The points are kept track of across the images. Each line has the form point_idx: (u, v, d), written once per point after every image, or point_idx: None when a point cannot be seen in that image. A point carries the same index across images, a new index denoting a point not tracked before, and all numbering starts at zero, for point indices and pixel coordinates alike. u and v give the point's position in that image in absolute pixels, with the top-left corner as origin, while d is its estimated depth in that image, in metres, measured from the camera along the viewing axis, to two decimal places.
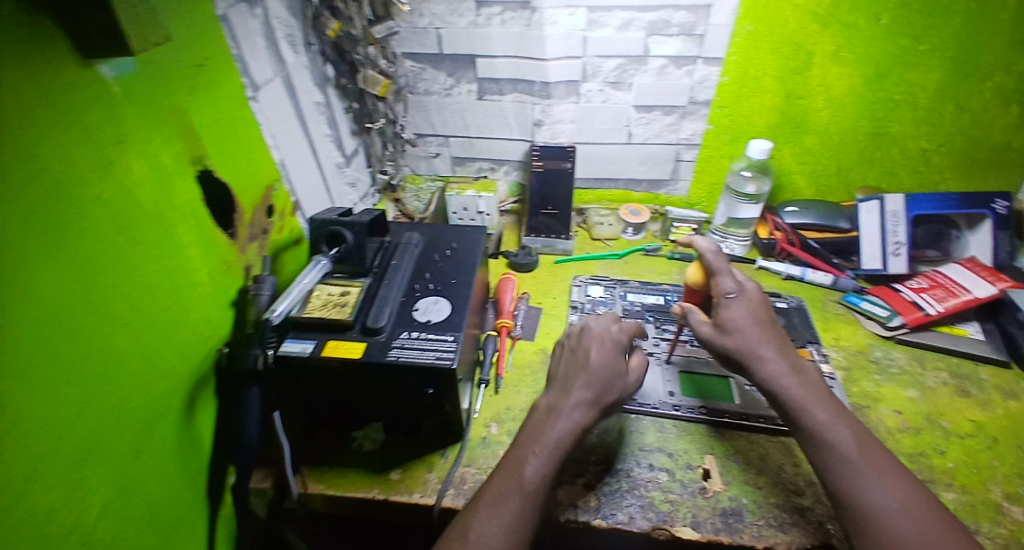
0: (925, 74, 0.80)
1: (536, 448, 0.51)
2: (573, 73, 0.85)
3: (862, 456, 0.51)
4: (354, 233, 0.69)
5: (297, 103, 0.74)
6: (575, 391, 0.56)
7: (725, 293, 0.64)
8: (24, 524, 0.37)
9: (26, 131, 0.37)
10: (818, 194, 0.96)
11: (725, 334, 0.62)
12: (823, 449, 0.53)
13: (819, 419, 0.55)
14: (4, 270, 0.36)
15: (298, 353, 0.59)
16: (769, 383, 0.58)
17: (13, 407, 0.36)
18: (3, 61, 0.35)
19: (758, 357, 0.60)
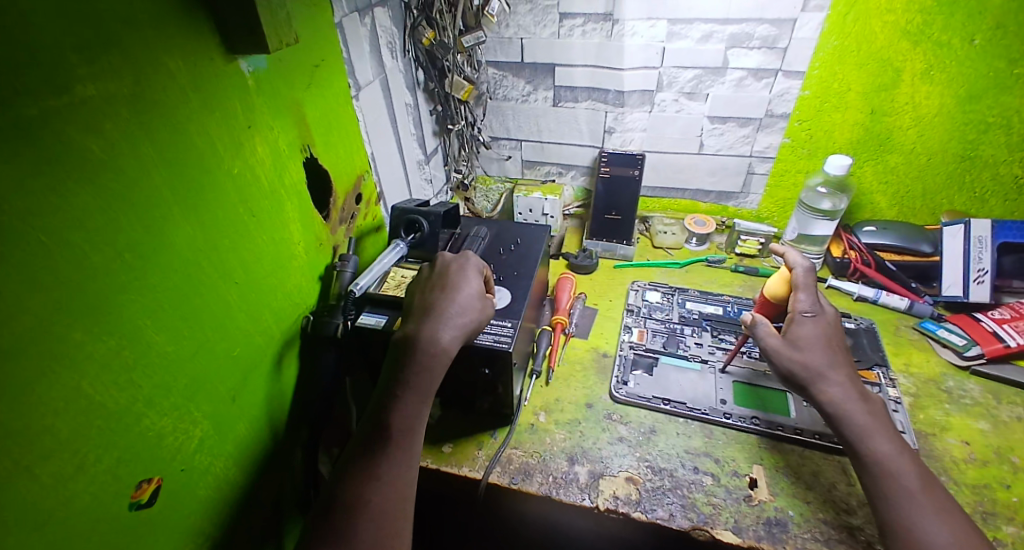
0: (1020, 98, 0.75)
1: (416, 390, 0.55)
2: (648, 83, 0.88)
3: (926, 491, 0.49)
4: (430, 222, 0.75)
5: (390, 103, 0.82)
6: (446, 323, 0.58)
7: (803, 310, 0.62)
8: (141, 441, 0.44)
9: (181, 112, 0.45)
10: (900, 215, 0.91)
11: (794, 348, 0.60)
12: (883, 479, 0.51)
13: (882, 449, 0.52)
14: (157, 223, 0.43)
15: (374, 325, 0.66)
16: (832, 406, 0.56)
17: (145, 339, 0.43)
18: (170, 54, 0.44)
19: (825, 379, 0.57)
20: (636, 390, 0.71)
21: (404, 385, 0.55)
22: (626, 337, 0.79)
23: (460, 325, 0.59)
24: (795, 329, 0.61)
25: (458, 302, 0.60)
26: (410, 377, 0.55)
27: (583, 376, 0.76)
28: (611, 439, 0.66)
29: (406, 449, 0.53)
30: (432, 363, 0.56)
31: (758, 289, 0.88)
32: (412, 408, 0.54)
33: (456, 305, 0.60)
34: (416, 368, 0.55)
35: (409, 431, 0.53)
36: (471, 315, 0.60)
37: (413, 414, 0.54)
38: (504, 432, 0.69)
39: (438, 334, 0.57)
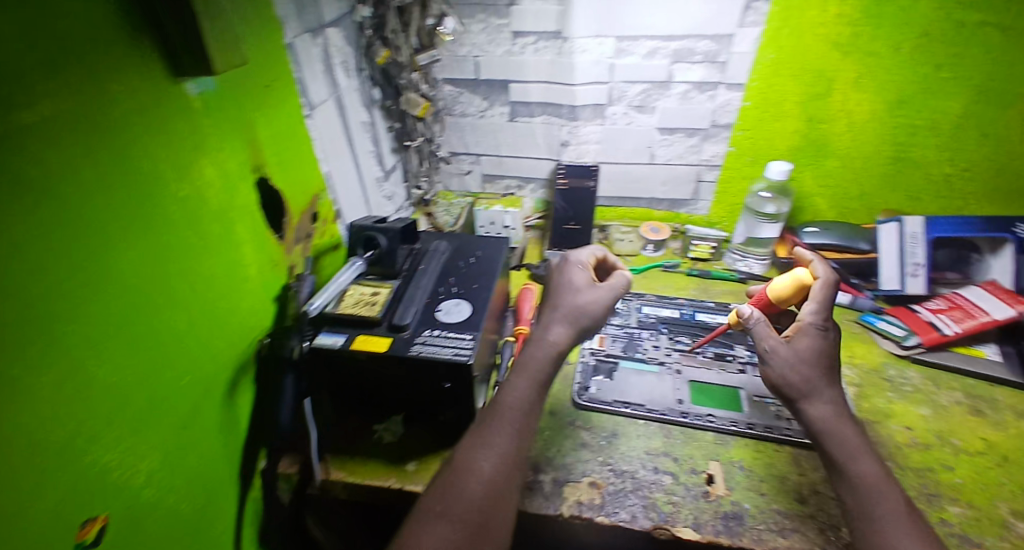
0: (948, 101, 0.81)
1: (525, 374, 0.61)
2: (599, 97, 0.91)
3: (911, 515, 0.48)
4: (387, 238, 0.75)
5: (346, 122, 0.82)
6: (556, 319, 0.67)
7: (815, 321, 0.62)
8: (85, 475, 0.42)
9: (125, 134, 0.45)
10: (840, 216, 0.97)
11: (798, 356, 0.59)
12: (869, 499, 0.50)
13: (865, 471, 0.52)
14: (98, 248, 0.42)
15: (330, 344, 0.65)
16: (818, 423, 0.56)
17: (88, 369, 0.42)
18: (112, 76, 0.43)
19: (815, 396, 0.57)
20: (598, 395, 0.73)
21: (522, 375, 0.61)
22: (587, 343, 0.81)
23: (575, 315, 0.67)
24: (800, 337, 0.61)
25: (571, 300, 0.68)
26: (529, 367, 0.62)
27: (547, 384, 0.77)
28: (575, 445, 0.67)
29: (517, 426, 0.57)
30: (544, 355, 0.63)
31: (711, 291, 0.92)
32: (530, 393, 0.60)
33: (570, 303, 0.68)
34: (534, 358, 0.63)
35: (522, 412, 0.58)
36: (587, 306, 0.67)
37: (528, 394, 0.60)
38: None
39: (558, 328, 0.66)
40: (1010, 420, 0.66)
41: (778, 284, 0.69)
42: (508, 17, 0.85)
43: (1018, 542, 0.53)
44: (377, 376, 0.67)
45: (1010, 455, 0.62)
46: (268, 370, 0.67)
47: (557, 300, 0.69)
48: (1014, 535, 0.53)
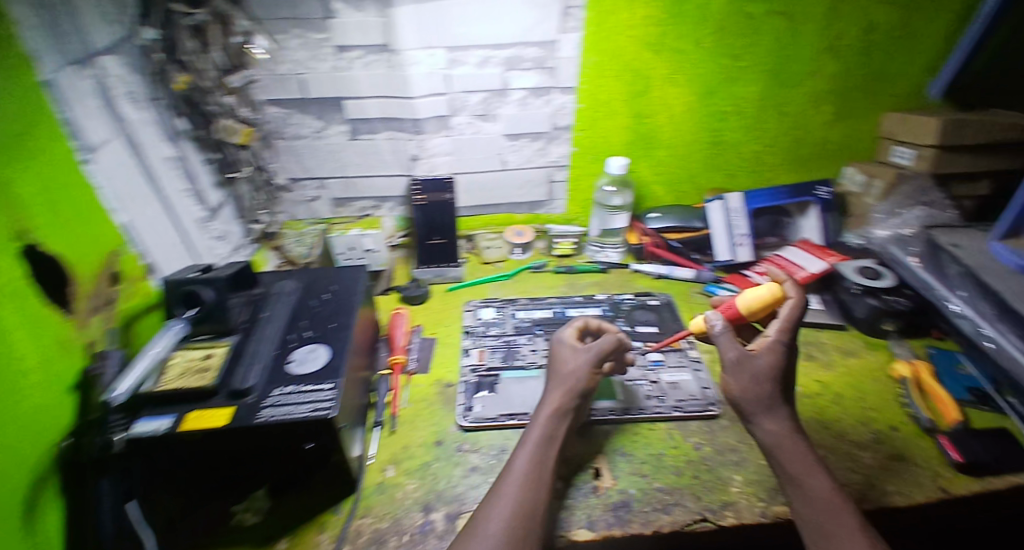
0: (747, 88, 0.93)
1: (531, 440, 0.57)
2: (441, 109, 0.89)
3: (864, 531, 0.49)
4: (214, 290, 0.65)
5: (143, 162, 0.69)
6: (554, 384, 0.62)
7: (781, 340, 0.58)
8: None
9: None
10: (676, 199, 1.07)
11: (759, 373, 0.57)
12: (822, 515, 0.51)
13: (818, 490, 0.53)
14: None
15: (152, 432, 0.53)
16: (768, 441, 0.56)
17: None
18: None
19: (768, 414, 0.57)
20: (482, 413, 0.71)
21: (533, 436, 0.57)
22: (466, 361, 0.79)
23: (568, 389, 0.61)
24: (764, 354, 0.58)
25: (565, 364, 0.64)
26: (536, 428, 0.58)
27: (430, 413, 0.72)
28: (465, 471, 0.64)
29: (529, 494, 0.52)
30: (541, 416, 0.59)
31: (578, 285, 0.96)
32: (539, 456, 0.55)
33: (564, 368, 0.63)
34: (539, 422, 0.59)
35: (532, 477, 0.53)
36: (576, 377, 0.62)
37: (533, 457, 0.55)
38: (349, 504, 0.62)
39: (552, 398, 0.61)
40: (838, 359, 0.78)
41: (750, 295, 0.63)
42: (327, 31, 0.79)
43: (866, 471, 0.61)
44: (223, 458, 0.55)
45: (843, 392, 0.73)
46: (76, 476, 0.54)
47: (552, 371, 0.64)
48: (862, 466, 0.61)
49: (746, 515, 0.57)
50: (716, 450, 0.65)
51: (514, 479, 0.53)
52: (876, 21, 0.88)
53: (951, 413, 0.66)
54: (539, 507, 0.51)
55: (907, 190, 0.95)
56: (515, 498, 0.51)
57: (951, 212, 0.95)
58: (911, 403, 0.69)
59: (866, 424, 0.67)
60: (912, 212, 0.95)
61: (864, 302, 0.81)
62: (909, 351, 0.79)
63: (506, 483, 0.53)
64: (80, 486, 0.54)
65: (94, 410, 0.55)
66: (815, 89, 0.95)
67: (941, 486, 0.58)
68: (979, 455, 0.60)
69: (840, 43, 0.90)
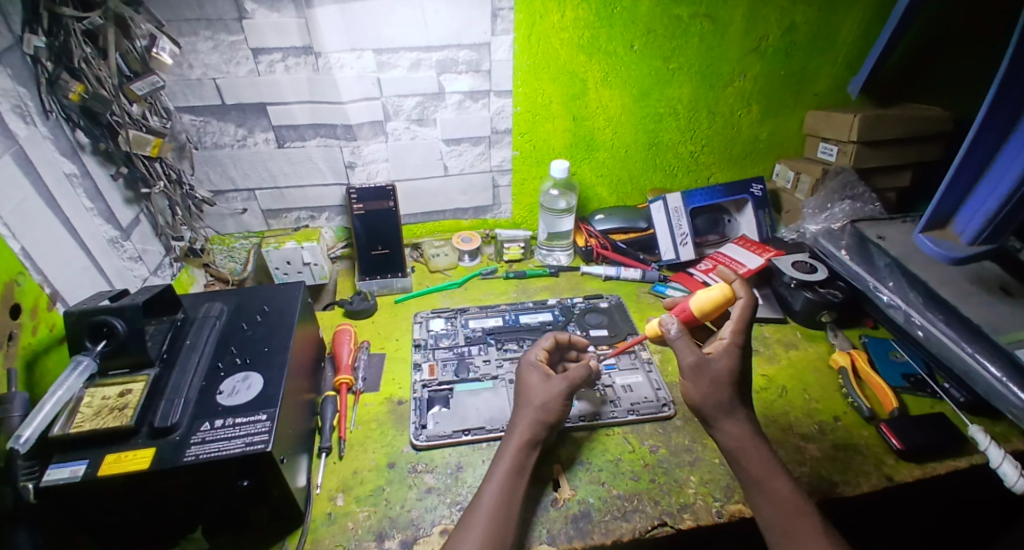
0: (679, 90, 0.96)
1: (500, 470, 0.56)
2: (375, 114, 0.86)
3: (823, 529, 0.52)
4: (127, 319, 0.57)
5: (39, 180, 0.60)
6: (522, 411, 0.61)
7: (736, 341, 0.61)
8: None
9: None
10: (619, 200, 1.09)
11: (717, 378, 0.59)
12: (782, 517, 0.53)
13: (779, 491, 0.54)
14: None
15: (69, 479, 0.47)
16: (730, 445, 0.58)
17: None
18: None
19: (727, 416, 0.59)
20: (436, 430, 0.68)
21: (502, 467, 0.56)
22: (417, 377, 0.76)
23: (539, 421, 0.60)
24: (721, 357, 0.60)
25: (530, 391, 0.62)
26: (505, 459, 0.57)
27: (380, 433, 0.69)
28: (420, 493, 0.62)
29: (499, 529, 0.51)
30: (511, 445, 0.58)
31: (529, 290, 0.96)
32: (509, 487, 0.54)
33: (530, 396, 0.62)
34: (507, 453, 0.58)
35: (501, 510, 0.52)
36: (548, 408, 0.61)
37: (502, 488, 0.54)
38: (296, 538, 0.57)
39: (521, 426, 0.60)
40: (779, 352, 0.82)
41: (701, 299, 0.65)
42: (242, 32, 0.74)
43: (812, 463, 0.64)
44: (147, 501, 0.51)
45: (787, 385, 0.76)
46: None
47: (521, 399, 0.63)
48: (808, 457, 0.65)
49: (702, 515, 0.58)
50: (670, 451, 0.66)
51: (484, 512, 0.52)
52: (797, 21, 0.92)
53: (889, 401, 0.71)
54: (508, 541, 0.51)
55: (832, 186, 1.00)
56: (486, 532, 0.50)
57: (875, 204, 0.99)
58: (851, 393, 0.73)
59: (810, 416, 0.71)
60: (840, 207, 0.99)
61: (801, 295, 0.85)
62: (847, 340, 0.83)
63: (476, 517, 0.51)
64: None
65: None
66: (742, 89, 0.98)
67: (885, 474, 0.62)
68: (915, 439, 0.64)
69: (765, 45, 0.94)
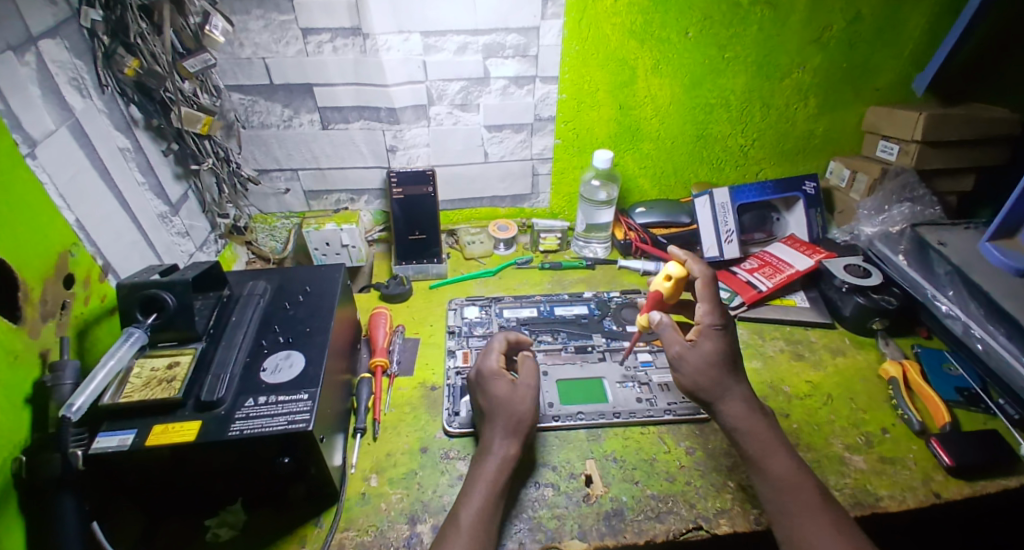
0: (733, 80, 0.91)
1: (475, 489, 0.53)
2: (418, 98, 0.85)
3: (823, 505, 0.51)
4: (176, 293, 0.59)
5: (94, 154, 0.62)
6: (497, 426, 0.59)
7: (713, 322, 0.64)
8: None
9: None
10: (661, 193, 1.05)
11: (703, 361, 0.61)
12: (780, 496, 0.52)
13: (776, 469, 0.54)
14: None
15: (118, 448, 0.49)
16: (728, 424, 0.59)
17: None
18: None
19: (721, 394, 0.60)
20: (469, 418, 0.68)
21: (481, 486, 0.54)
22: (451, 363, 0.76)
23: (511, 429, 0.58)
24: (705, 341, 0.63)
25: (501, 402, 0.60)
26: (483, 476, 0.55)
27: (414, 418, 0.70)
28: (452, 479, 0.62)
29: None
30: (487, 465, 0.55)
31: (564, 282, 0.95)
32: (487, 507, 0.52)
33: (503, 406, 0.60)
34: (484, 470, 0.55)
35: (481, 533, 0.50)
36: (524, 415, 0.59)
37: (484, 498, 0.53)
38: (331, 515, 0.58)
39: (498, 438, 0.58)
40: (826, 359, 0.79)
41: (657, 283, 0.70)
42: (292, 12, 0.75)
43: (856, 476, 0.61)
44: (192, 469, 0.52)
45: (833, 392, 0.73)
46: (35, 499, 0.49)
47: (490, 411, 0.60)
48: (852, 470, 0.62)
49: (739, 522, 0.56)
50: (707, 454, 0.64)
51: (466, 533, 0.50)
52: (863, 11, 0.86)
53: (941, 416, 0.66)
54: None
55: (891, 186, 0.95)
56: None
57: (935, 208, 0.95)
58: (901, 403, 0.69)
59: (857, 427, 0.68)
60: (898, 209, 0.95)
61: (852, 301, 0.81)
62: (899, 350, 0.79)
63: (457, 536, 0.49)
64: (44, 507, 0.49)
65: (54, 424, 0.51)
66: (800, 81, 0.93)
67: (934, 490, 0.59)
68: (968, 456, 0.60)
69: (828, 35, 0.88)
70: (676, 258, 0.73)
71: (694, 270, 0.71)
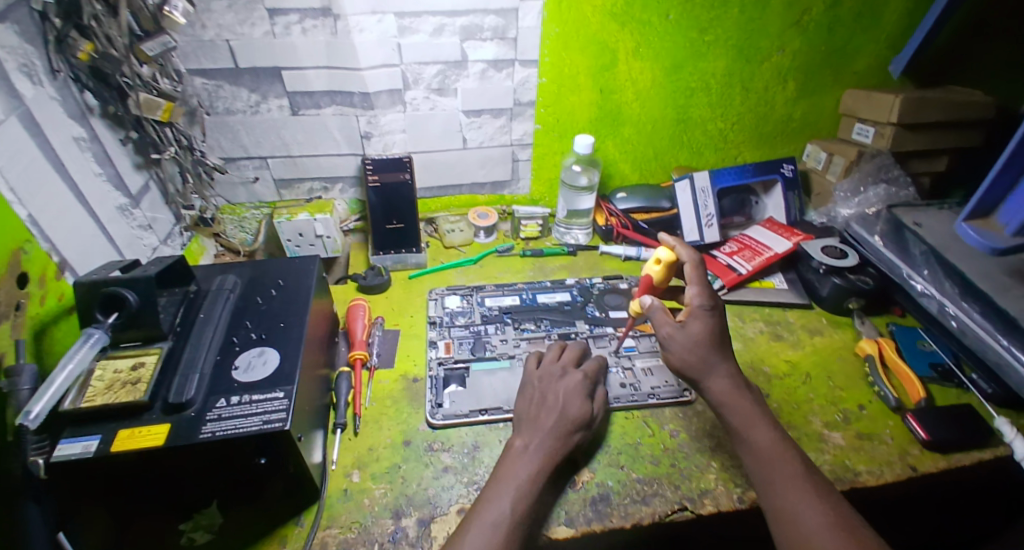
0: (713, 63, 0.91)
1: (504, 487, 0.52)
2: (393, 82, 0.82)
3: (806, 474, 0.51)
4: (139, 291, 0.55)
5: (45, 143, 0.57)
6: (545, 425, 0.58)
7: (702, 304, 0.64)
8: None
9: None
10: (641, 178, 1.05)
11: (691, 341, 0.62)
12: (763, 466, 0.53)
13: (761, 441, 0.55)
14: None
15: (81, 455, 0.47)
16: (715, 399, 0.59)
17: None
18: None
19: (708, 372, 0.60)
20: (453, 409, 0.67)
21: (515, 485, 0.52)
22: (433, 354, 0.75)
23: (563, 425, 0.58)
24: (694, 321, 0.63)
25: (558, 400, 0.60)
26: (517, 473, 0.53)
27: (396, 411, 0.68)
28: (436, 472, 0.61)
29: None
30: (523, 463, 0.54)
31: (546, 269, 0.94)
32: (520, 506, 0.50)
33: (559, 402, 0.60)
34: (523, 468, 0.54)
35: (512, 535, 0.48)
36: (581, 414, 0.60)
37: (530, 483, 0.52)
38: (312, 514, 0.57)
39: (541, 435, 0.57)
40: (804, 339, 0.80)
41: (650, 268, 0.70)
42: None
43: (835, 452, 0.63)
44: (161, 473, 0.50)
45: (811, 371, 0.74)
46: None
47: (535, 409, 0.60)
48: (831, 447, 0.63)
49: (723, 501, 0.57)
50: (691, 436, 0.65)
51: (486, 531, 0.48)
52: None
53: (917, 391, 0.68)
54: None
55: (867, 169, 0.96)
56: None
57: (909, 189, 0.96)
58: (878, 382, 0.71)
59: (835, 405, 0.69)
60: (874, 190, 0.96)
61: (830, 281, 0.83)
62: (873, 328, 0.81)
63: (471, 530, 0.48)
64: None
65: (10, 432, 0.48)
66: (779, 65, 0.93)
67: (909, 464, 0.61)
68: (942, 430, 0.62)
69: (807, 18, 0.88)
70: (664, 243, 0.73)
71: (683, 254, 0.70)
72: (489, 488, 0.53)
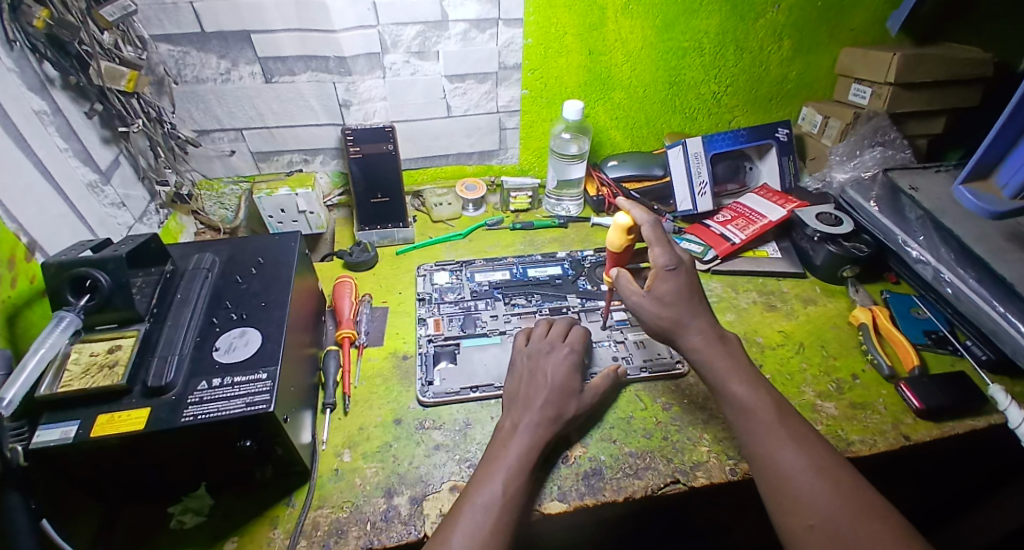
0: (706, 21, 0.87)
1: (494, 468, 0.51)
2: (370, 45, 0.78)
3: (780, 422, 0.51)
4: (110, 271, 0.53)
5: (5, 116, 0.53)
6: (536, 406, 0.57)
7: (664, 264, 0.63)
8: None
9: None
10: (633, 145, 1.02)
11: (661, 304, 0.61)
12: (740, 417, 0.53)
13: (737, 391, 0.55)
14: None
15: (60, 441, 0.45)
16: (693, 354, 0.59)
17: None
18: None
19: (684, 328, 0.60)
20: (444, 387, 0.67)
21: (504, 465, 0.51)
22: (423, 331, 0.73)
23: (555, 401, 0.57)
24: (660, 284, 0.62)
25: (550, 380, 0.59)
26: (509, 455, 0.52)
27: (386, 390, 0.67)
28: (428, 450, 0.60)
29: (497, 536, 0.46)
30: (510, 447, 0.53)
31: (537, 243, 0.92)
32: (512, 487, 0.50)
33: (542, 373, 0.60)
34: (511, 447, 0.53)
35: (506, 519, 0.47)
36: (570, 389, 0.59)
37: (520, 460, 0.52)
38: (303, 494, 0.56)
39: (530, 414, 0.56)
40: (798, 308, 0.79)
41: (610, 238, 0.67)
42: None
43: (827, 422, 0.63)
44: (145, 458, 0.49)
45: (805, 341, 0.74)
46: None
47: (523, 389, 0.59)
48: (823, 417, 0.63)
49: (715, 474, 0.57)
50: (684, 409, 0.64)
51: (476, 510, 0.47)
52: None
53: (909, 359, 0.68)
54: (503, 542, 0.46)
55: (864, 131, 0.94)
56: (473, 531, 0.46)
57: (906, 151, 0.94)
58: (871, 349, 0.71)
59: (828, 374, 0.69)
60: (870, 154, 0.94)
61: (824, 249, 0.81)
62: (868, 296, 0.80)
63: (464, 510, 0.47)
64: None
65: None
66: (774, 22, 0.89)
67: (903, 433, 0.61)
68: (935, 398, 0.62)
69: None
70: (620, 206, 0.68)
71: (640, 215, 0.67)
72: (481, 469, 0.52)
